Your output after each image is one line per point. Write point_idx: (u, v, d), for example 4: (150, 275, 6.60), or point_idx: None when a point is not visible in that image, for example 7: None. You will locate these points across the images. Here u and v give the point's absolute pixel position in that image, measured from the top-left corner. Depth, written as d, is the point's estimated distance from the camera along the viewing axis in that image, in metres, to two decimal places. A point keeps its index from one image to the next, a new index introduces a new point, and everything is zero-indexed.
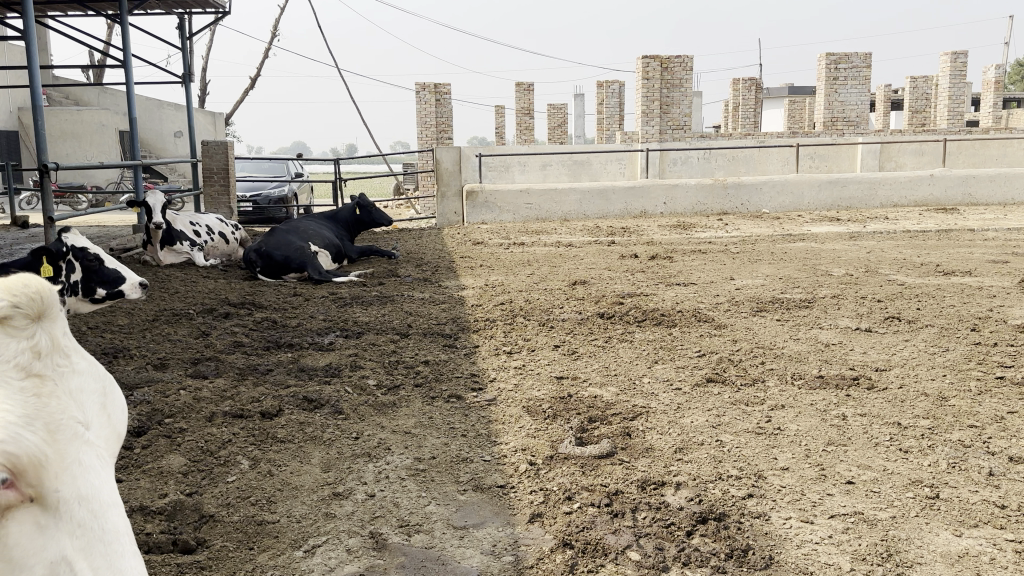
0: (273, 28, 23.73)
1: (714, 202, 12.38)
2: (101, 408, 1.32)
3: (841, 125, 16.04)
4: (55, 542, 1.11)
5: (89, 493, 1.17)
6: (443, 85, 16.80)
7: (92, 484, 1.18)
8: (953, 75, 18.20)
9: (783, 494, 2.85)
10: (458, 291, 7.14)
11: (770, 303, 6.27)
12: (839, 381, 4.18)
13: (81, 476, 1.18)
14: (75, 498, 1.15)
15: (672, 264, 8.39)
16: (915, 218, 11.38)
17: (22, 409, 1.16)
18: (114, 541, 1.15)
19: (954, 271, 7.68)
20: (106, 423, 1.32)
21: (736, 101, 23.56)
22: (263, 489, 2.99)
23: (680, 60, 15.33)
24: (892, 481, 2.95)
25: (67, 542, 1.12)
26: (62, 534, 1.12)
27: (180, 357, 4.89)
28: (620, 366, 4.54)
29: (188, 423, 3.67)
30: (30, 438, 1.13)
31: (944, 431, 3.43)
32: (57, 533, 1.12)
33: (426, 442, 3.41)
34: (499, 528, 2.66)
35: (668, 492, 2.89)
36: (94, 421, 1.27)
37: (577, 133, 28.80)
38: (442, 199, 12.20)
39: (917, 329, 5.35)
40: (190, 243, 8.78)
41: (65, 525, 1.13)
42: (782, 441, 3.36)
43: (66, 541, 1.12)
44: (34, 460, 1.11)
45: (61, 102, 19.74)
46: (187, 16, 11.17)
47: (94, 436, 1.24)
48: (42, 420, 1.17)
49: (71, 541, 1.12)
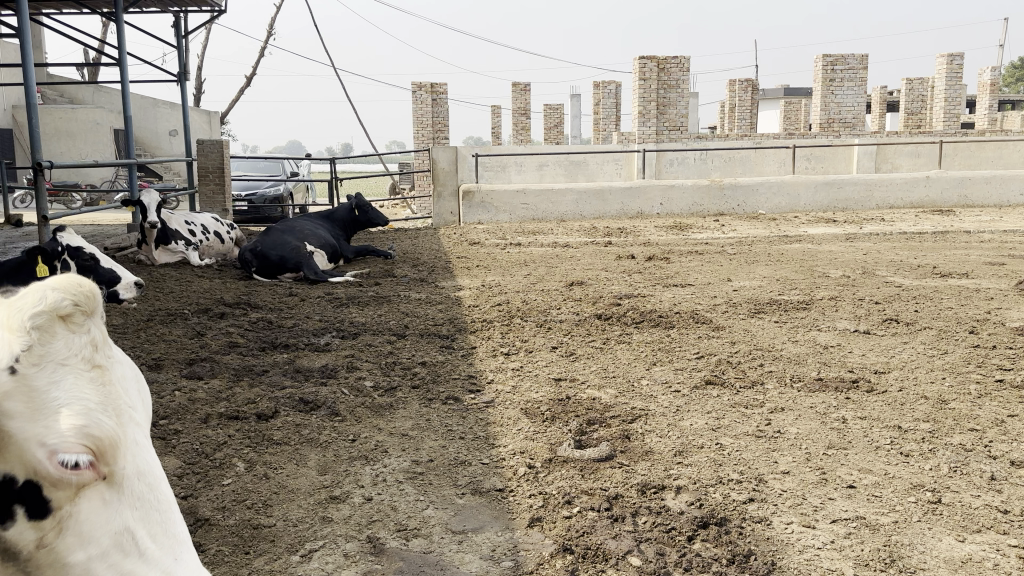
0: (269, 26, 23.65)
1: (711, 203, 12.36)
2: (137, 384, 1.31)
3: (838, 127, 16.03)
4: (118, 514, 1.15)
5: (144, 468, 1.20)
6: (439, 84, 16.76)
7: (142, 459, 1.22)
8: (949, 77, 18.22)
9: (784, 499, 2.83)
10: (454, 292, 7.11)
11: (768, 304, 6.25)
12: (838, 384, 4.15)
13: (134, 452, 1.20)
14: (133, 474, 1.18)
15: (669, 265, 8.37)
16: (911, 220, 11.37)
17: (87, 392, 1.14)
18: (165, 513, 1.22)
19: (951, 273, 7.67)
20: (142, 400, 1.31)
21: (732, 102, 23.57)
22: (259, 492, 2.95)
23: (676, 61, 15.36)
24: (893, 486, 2.93)
25: (128, 514, 1.16)
26: (124, 507, 1.16)
27: (174, 357, 4.85)
28: (618, 368, 4.52)
29: (183, 425, 3.63)
30: (101, 418, 1.14)
31: (944, 435, 3.41)
32: (119, 506, 1.16)
33: (424, 444, 3.38)
34: (498, 532, 2.63)
35: (667, 496, 2.87)
36: (136, 400, 1.27)
37: (573, 133, 28.76)
38: (438, 199, 12.10)
39: (916, 331, 5.34)
40: (184, 243, 8.72)
41: (127, 498, 1.17)
42: (782, 444, 3.34)
43: (127, 513, 1.16)
44: (106, 438, 1.13)
45: (55, 101, 19.65)
46: (182, 14, 11.10)
47: (138, 413, 1.25)
48: (108, 402, 1.16)
49: (131, 512, 1.17)
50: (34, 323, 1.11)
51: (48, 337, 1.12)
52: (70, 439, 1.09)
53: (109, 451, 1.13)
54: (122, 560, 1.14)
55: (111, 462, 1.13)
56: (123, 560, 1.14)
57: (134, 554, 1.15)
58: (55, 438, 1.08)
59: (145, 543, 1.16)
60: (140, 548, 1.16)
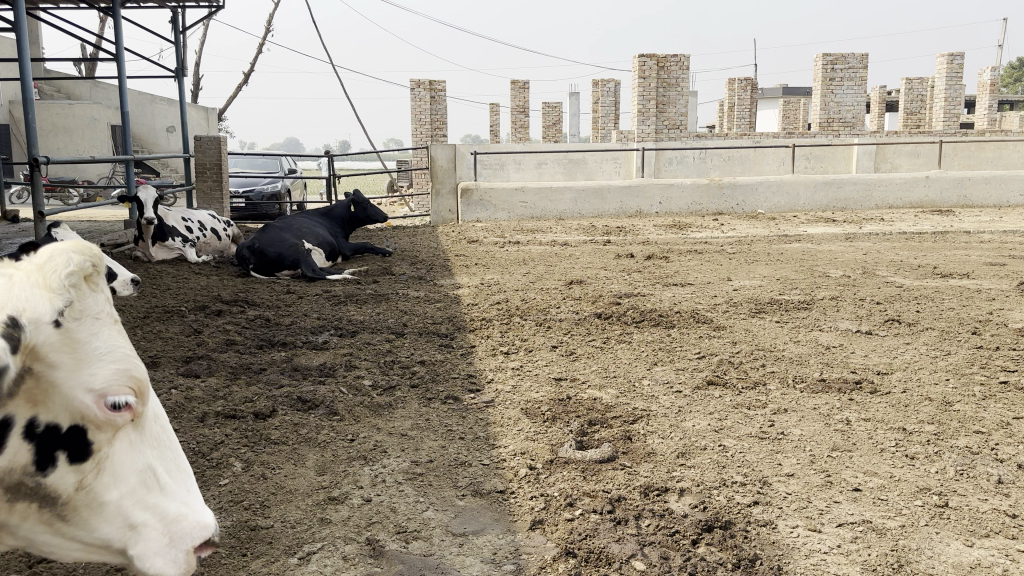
0: (268, 23, 23.58)
1: (709, 202, 12.32)
2: None
3: (837, 126, 16.01)
4: (142, 454, 1.54)
5: (157, 413, 1.59)
6: (438, 82, 16.72)
7: (156, 407, 1.60)
8: (950, 77, 18.21)
9: (789, 502, 2.79)
10: (453, 290, 7.07)
11: (769, 304, 6.21)
12: (841, 385, 4.12)
13: (150, 400, 1.58)
14: (151, 418, 1.57)
15: (668, 264, 8.35)
16: (910, 220, 11.35)
17: (115, 329, 1.45)
18: (174, 451, 1.61)
19: (952, 274, 7.65)
20: None
21: (731, 101, 23.54)
22: (257, 492, 2.91)
23: (676, 59, 15.39)
24: (899, 489, 2.90)
25: (150, 455, 1.55)
26: (146, 448, 1.55)
27: (171, 355, 4.81)
28: (618, 368, 4.48)
29: (178, 424, 3.59)
30: (134, 354, 1.47)
31: (950, 437, 3.38)
32: (142, 447, 1.54)
33: (423, 444, 3.34)
34: (499, 535, 2.59)
35: (670, 498, 2.83)
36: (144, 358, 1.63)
37: (571, 132, 28.75)
38: (436, 197, 12.02)
39: (918, 332, 5.30)
40: (182, 239, 8.66)
41: (148, 440, 1.55)
42: (786, 446, 3.30)
43: (149, 453, 1.55)
44: (140, 378, 1.48)
45: (53, 97, 19.57)
46: (180, 9, 11.05)
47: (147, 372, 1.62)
48: (130, 343, 1.49)
49: (151, 453, 1.56)
50: (58, 262, 1.38)
51: (80, 285, 1.40)
52: (110, 384, 1.43)
53: (139, 398, 1.49)
54: (147, 496, 1.53)
55: (141, 409, 1.50)
56: (148, 496, 1.53)
57: (156, 491, 1.55)
58: (99, 381, 1.42)
59: (164, 481, 1.56)
60: (161, 485, 1.56)
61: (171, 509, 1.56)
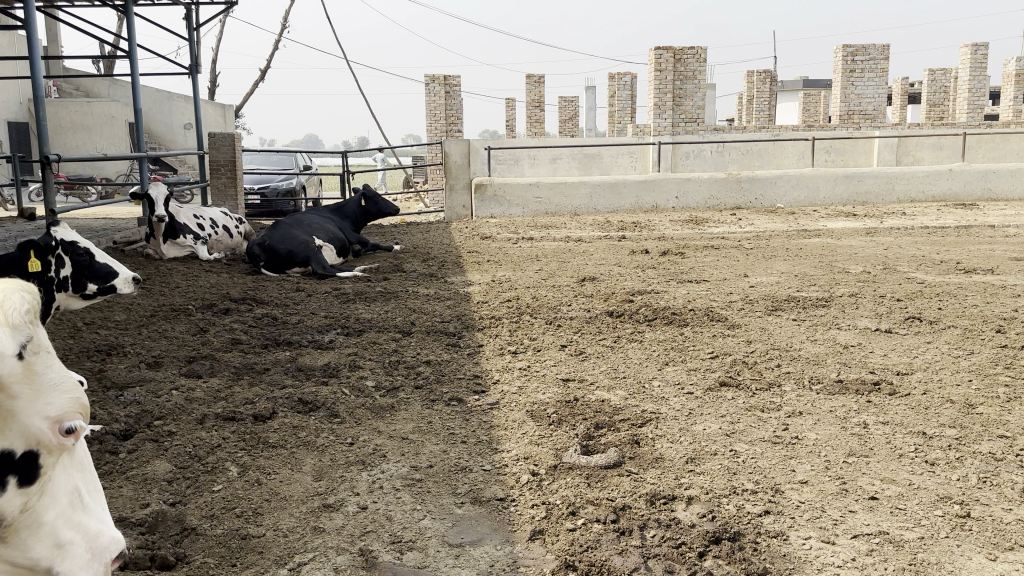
0: (284, 20, 23.60)
1: (728, 196, 12.13)
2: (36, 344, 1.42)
3: (858, 119, 15.77)
4: (69, 478, 1.22)
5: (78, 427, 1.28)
6: (452, 77, 16.61)
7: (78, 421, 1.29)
8: (973, 68, 17.76)
9: (802, 511, 2.67)
10: (463, 287, 6.98)
11: (786, 302, 6.05)
12: (859, 387, 3.97)
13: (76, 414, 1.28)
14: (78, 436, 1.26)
15: (684, 260, 8.19)
16: (933, 214, 11.12)
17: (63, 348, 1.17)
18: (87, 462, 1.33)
19: (976, 269, 7.45)
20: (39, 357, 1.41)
21: (750, 94, 23.29)
22: (249, 499, 2.82)
23: (693, 51, 14.94)
24: (919, 497, 2.77)
25: (78, 476, 1.23)
26: (74, 470, 1.23)
27: (175, 355, 4.74)
28: (629, 368, 4.36)
29: (178, 426, 3.52)
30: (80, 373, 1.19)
31: (972, 442, 3.24)
32: (70, 470, 1.22)
33: (425, 448, 3.25)
34: (497, 546, 2.49)
35: (679, 507, 2.71)
36: None
37: (588, 126, 28.57)
38: (450, 192, 11.91)
39: (940, 331, 5.14)
40: (193, 237, 8.62)
41: (77, 460, 1.23)
42: (799, 451, 3.17)
43: (76, 475, 1.23)
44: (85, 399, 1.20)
45: (71, 95, 19.69)
46: (194, 7, 11.05)
47: None
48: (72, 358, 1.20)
49: (79, 474, 1.24)
50: (12, 299, 1.07)
51: (36, 314, 1.11)
52: (65, 408, 1.14)
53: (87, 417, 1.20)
54: (73, 514, 1.21)
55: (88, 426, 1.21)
56: (73, 513, 1.22)
57: (81, 508, 1.23)
58: (56, 410, 1.13)
59: (87, 500, 1.25)
60: (84, 504, 1.24)
61: (92, 526, 1.23)
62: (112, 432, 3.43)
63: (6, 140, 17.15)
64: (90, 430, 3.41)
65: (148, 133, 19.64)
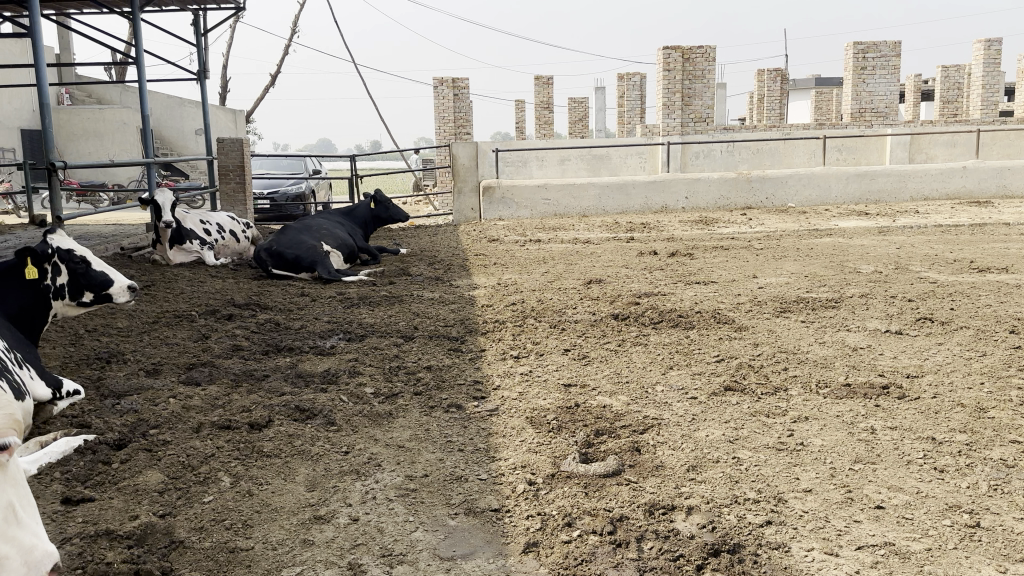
0: (294, 25, 23.65)
1: (738, 196, 12.02)
2: None
3: (869, 116, 15.57)
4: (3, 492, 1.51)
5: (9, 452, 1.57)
6: (461, 79, 16.58)
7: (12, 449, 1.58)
8: (987, 63, 17.58)
9: (804, 521, 2.59)
10: (468, 291, 6.91)
11: (795, 303, 5.95)
12: (868, 390, 3.88)
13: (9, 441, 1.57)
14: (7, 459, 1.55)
15: (692, 262, 8.10)
16: (947, 212, 10.96)
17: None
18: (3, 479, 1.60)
19: (989, 268, 7.33)
20: None
21: (762, 92, 23.11)
22: (239, 511, 2.77)
23: (702, 50, 14.98)
24: (927, 506, 2.68)
25: (11, 492, 1.52)
26: (7, 486, 1.52)
27: (175, 362, 4.71)
28: (632, 373, 4.29)
29: (173, 435, 3.47)
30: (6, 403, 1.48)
31: (983, 448, 3.15)
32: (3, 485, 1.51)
33: (420, 457, 3.19)
34: (489, 560, 2.42)
35: (677, 517, 2.64)
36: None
37: (597, 127, 28.46)
38: (458, 195, 11.87)
39: (952, 332, 5.03)
40: (199, 242, 8.62)
41: (8, 478, 1.52)
42: (804, 458, 3.09)
43: (9, 491, 1.52)
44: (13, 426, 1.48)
45: (84, 102, 19.81)
46: (201, 12, 11.05)
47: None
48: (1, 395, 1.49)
49: (10, 491, 1.53)
50: None
51: None
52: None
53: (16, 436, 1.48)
54: (5, 529, 1.50)
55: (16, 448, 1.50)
56: (6, 528, 1.51)
57: (13, 524, 1.52)
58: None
59: (21, 515, 1.54)
60: (18, 519, 1.53)
61: (26, 540, 1.53)
62: (106, 441, 3.39)
63: (20, 147, 17.25)
64: (83, 440, 3.37)
65: (158, 139, 19.71)
